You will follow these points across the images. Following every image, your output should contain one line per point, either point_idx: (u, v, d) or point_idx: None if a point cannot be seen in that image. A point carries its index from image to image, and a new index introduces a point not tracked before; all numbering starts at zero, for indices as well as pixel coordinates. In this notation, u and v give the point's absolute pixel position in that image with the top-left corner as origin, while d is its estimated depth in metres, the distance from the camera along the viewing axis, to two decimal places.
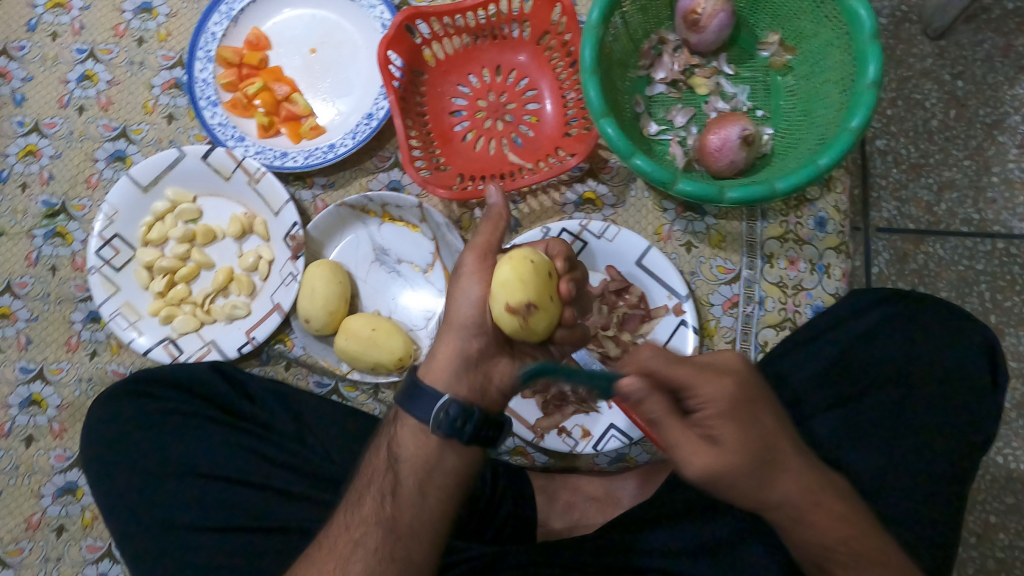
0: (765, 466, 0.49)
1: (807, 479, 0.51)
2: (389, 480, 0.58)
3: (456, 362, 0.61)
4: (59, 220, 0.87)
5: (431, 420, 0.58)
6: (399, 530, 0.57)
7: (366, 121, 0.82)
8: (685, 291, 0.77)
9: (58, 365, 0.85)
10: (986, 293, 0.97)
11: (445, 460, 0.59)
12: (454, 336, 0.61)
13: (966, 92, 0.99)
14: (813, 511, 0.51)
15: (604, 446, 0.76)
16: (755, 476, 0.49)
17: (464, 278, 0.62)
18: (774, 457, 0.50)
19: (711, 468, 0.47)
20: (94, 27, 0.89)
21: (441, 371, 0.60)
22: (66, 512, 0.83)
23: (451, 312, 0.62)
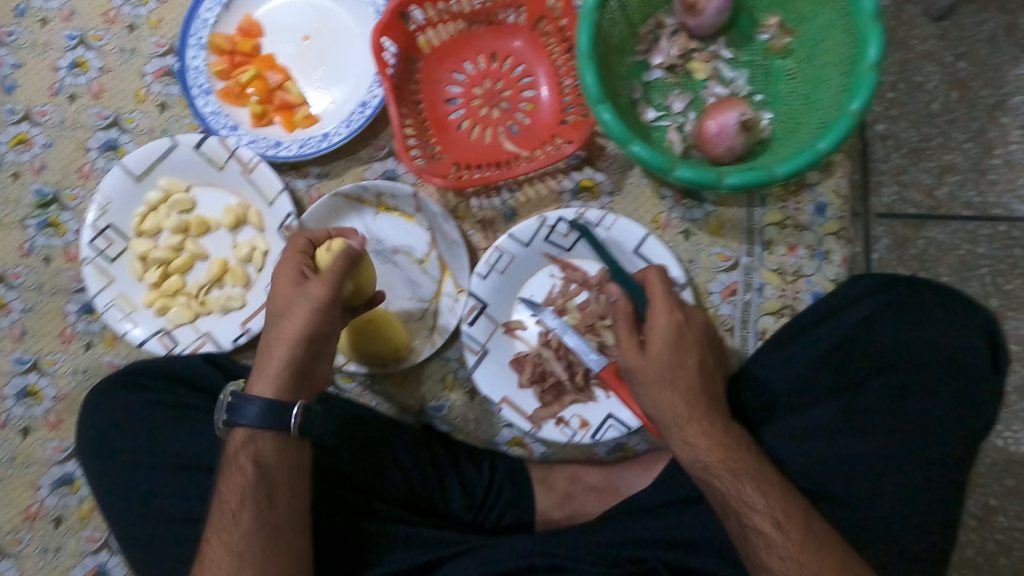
0: (669, 378, 0.61)
1: (705, 409, 0.61)
2: (251, 498, 0.60)
3: (288, 378, 0.63)
4: (52, 209, 0.87)
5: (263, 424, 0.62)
6: (280, 527, 0.61)
7: (361, 109, 0.81)
8: (682, 279, 0.76)
9: (54, 356, 0.85)
10: (987, 277, 0.97)
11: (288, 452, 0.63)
12: (289, 353, 0.63)
13: (968, 74, 0.98)
14: (706, 442, 0.60)
15: (602, 436, 0.75)
16: (657, 378, 0.61)
17: (301, 301, 0.62)
18: (681, 384, 0.61)
19: (636, 364, 0.62)
20: (85, 14, 0.88)
21: (276, 383, 0.63)
22: (64, 502, 0.83)
23: (283, 326, 0.63)
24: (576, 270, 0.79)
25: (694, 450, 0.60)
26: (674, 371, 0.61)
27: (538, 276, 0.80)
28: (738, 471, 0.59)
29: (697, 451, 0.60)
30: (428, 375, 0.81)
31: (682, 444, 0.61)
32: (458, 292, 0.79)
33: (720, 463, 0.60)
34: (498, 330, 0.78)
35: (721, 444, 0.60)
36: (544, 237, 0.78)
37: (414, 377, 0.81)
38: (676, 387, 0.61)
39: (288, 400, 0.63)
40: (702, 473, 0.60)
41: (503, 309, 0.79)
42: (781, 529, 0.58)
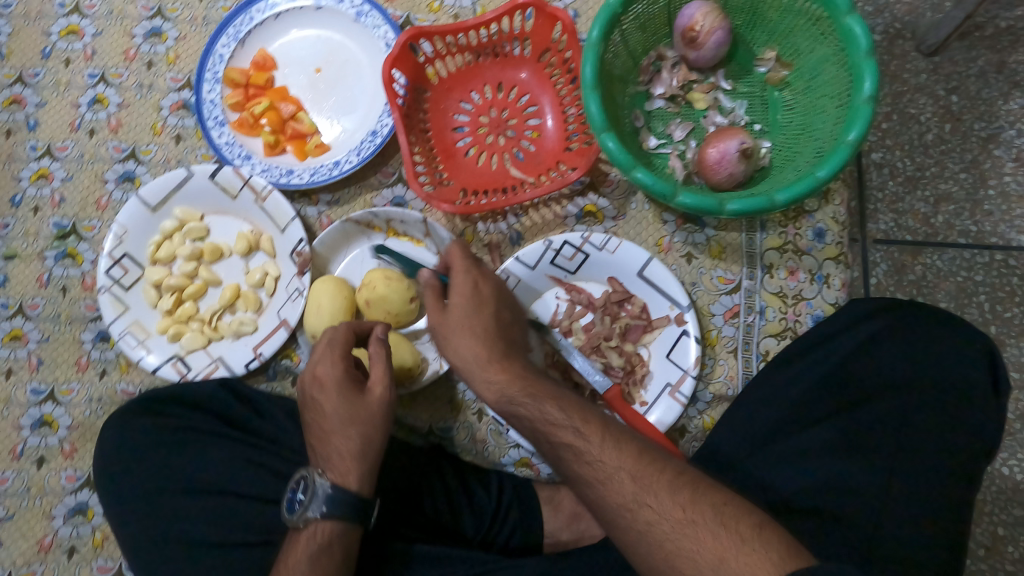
0: (467, 322, 0.67)
1: (500, 352, 0.66)
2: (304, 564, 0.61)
3: (360, 456, 0.64)
4: (70, 241, 0.88)
5: (326, 514, 0.62)
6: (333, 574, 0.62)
7: (371, 138, 0.83)
8: (685, 302, 0.78)
9: (69, 385, 0.86)
10: (985, 303, 0.99)
11: (341, 541, 0.63)
12: (347, 435, 0.63)
13: (960, 106, 1.01)
14: (508, 377, 0.64)
15: None
16: (461, 321, 0.67)
17: (324, 385, 0.65)
18: (494, 352, 0.66)
19: (436, 321, 0.68)
20: (105, 53, 0.91)
21: (348, 463, 0.63)
22: (77, 533, 0.83)
23: (325, 411, 0.64)
24: (582, 292, 0.81)
25: (494, 387, 0.65)
26: (476, 327, 0.67)
27: (545, 298, 0.81)
28: (538, 403, 0.62)
29: (499, 384, 0.64)
30: (437, 395, 0.82)
31: (486, 385, 0.65)
32: None
33: (518, 388, 0.64)
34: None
35: (518, 379, 0.64)
36: (550, 260, 0.80)
37: (423, 400, 0.82)
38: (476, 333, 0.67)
39: (353, 484, 0.63)
40: (507, 405, 0.64)
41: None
42: (581, 433, 0.58)
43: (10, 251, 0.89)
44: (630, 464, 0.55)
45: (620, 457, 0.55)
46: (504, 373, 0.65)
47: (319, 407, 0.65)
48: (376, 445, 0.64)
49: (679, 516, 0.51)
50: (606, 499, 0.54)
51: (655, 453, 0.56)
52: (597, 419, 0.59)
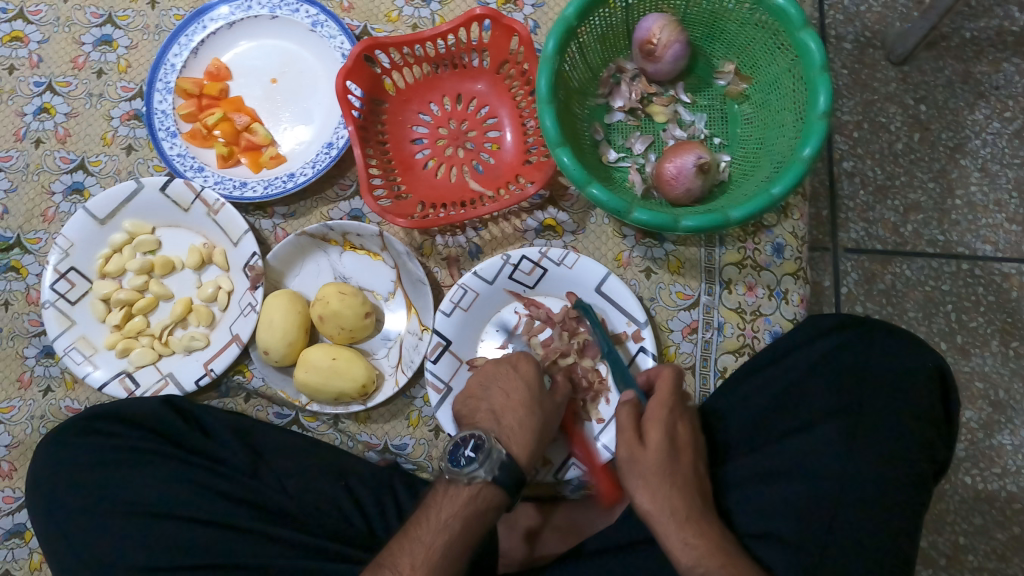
0: (668, 469, 0.62)
1: (680, 501, 0.61)
2: (459, 518, 0.62)
3: (527, 432, 0.68)
4: (13, 254, 0.86)
5: (493, 479, 0.64)
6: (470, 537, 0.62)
7: (326, 151, 0.82)
8: (643, 318, 0.77)
9: (9, 403, 0.83)
10: (952, 313, 0.99)
11: (487, 517, 0.63)
12: (524, 413, 0.69)
13: (928, 116, 1.01)
14: (653, 491, 0.61)
15: (565, 475, 0.77)
16: (658, 471, 0.62)
17: (513, 375, 0.72)
18: (675, 477, 0.62)
19: (653, 462, 0.62)
20: (52, 60, 0.89)
21: (519, 437, 0.67)
22: (12, 556, 0.81)
23: (507, 393, 0.71)
24: (540, 307, 0.80)
25: (693, 551, 0.58)
26: (670, 453, 0.63)
27: (503, 313, 0.80)
28: (668, 524, 0.60)
29: (645, 499, 0.61)
30: (392, 411, 0.81)
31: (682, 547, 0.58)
32: (423, 330, 0.80)
33: (668, 514, 0.60)
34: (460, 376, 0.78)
35: (674, 499, 0.61)
36: (508, 275, 0.79)
37: (379, 415, 0.81)
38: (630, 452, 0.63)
39: (523, 456, 0.67)
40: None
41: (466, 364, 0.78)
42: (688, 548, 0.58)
43: None
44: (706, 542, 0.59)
45: (709, 557, 0.57)
46: (654, 493, 0.61)
47: (504, 391, 0.71)
48: (539, 438, 0.69)
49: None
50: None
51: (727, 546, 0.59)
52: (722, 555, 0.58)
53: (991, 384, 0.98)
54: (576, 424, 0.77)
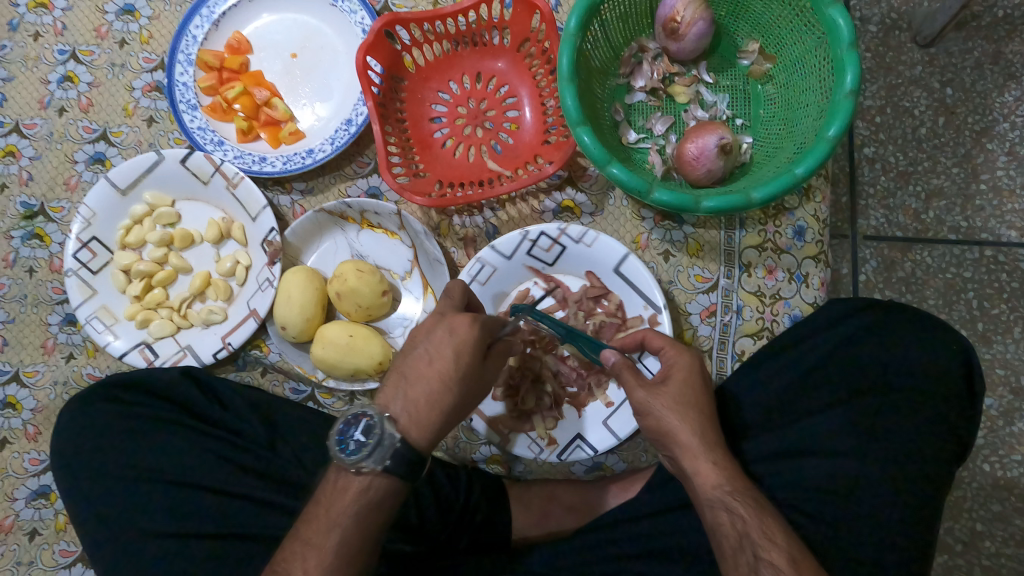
0: (695, 398, 0.60)
1: (708, 427, 0.60)
2: (350, 517, 0.55)
3: (435, 414, 0.56)
4: (37, 221, 0.87)
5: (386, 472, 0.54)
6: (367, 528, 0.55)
7: (346, 127, 0.82)
8: (660, 303, 0.75)
9: (34, 367, 0.84)
10: (973, 301, 0.98)
11: (386, 507, 0.56)
12: (444, 386, 0.57)
13: (954, 99, 0.99)
14: (680, 417, 0.59)
15: (568, 456, 0.76)
16: (679, 402, 0.60)
17: (441, 331, 0.58)
18: (703, 405, 0.60)
19: (680, 391, 0.60)
20: (76, 29, 0.89)
21: (424, 420, 0.56)
22: (39, 515, 0.82)
23: (428, 358, 0.57)
24: (561, 286, 0.81)
25: (719, 472, 0.58)
26: (701, 383, 0.61)
27: (523, 290, 0.81)
28: (696, 449, 0.59)
29: (672, 424, 0.59)
30: None
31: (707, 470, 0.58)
32: None
33: (698, 438, 0.59)
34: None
35: (704, 425, 0.60)
36: (527, 250, 0.78)
37: None
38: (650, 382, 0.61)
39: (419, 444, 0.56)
40: (727, 497, 0.57)
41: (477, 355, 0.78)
42: (717, 469, 0.58)
43: None
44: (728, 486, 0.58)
45: (734, 480, 0.58)
46: (684, 420, 0.59)
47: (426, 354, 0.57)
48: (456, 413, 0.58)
49: (764, 551, 0.55)
50: (718, 523, 0.57)
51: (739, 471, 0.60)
52: (742, 483, 0.59)
53: (1012, 371, 0.97)
54: (585, 407, 0.77)
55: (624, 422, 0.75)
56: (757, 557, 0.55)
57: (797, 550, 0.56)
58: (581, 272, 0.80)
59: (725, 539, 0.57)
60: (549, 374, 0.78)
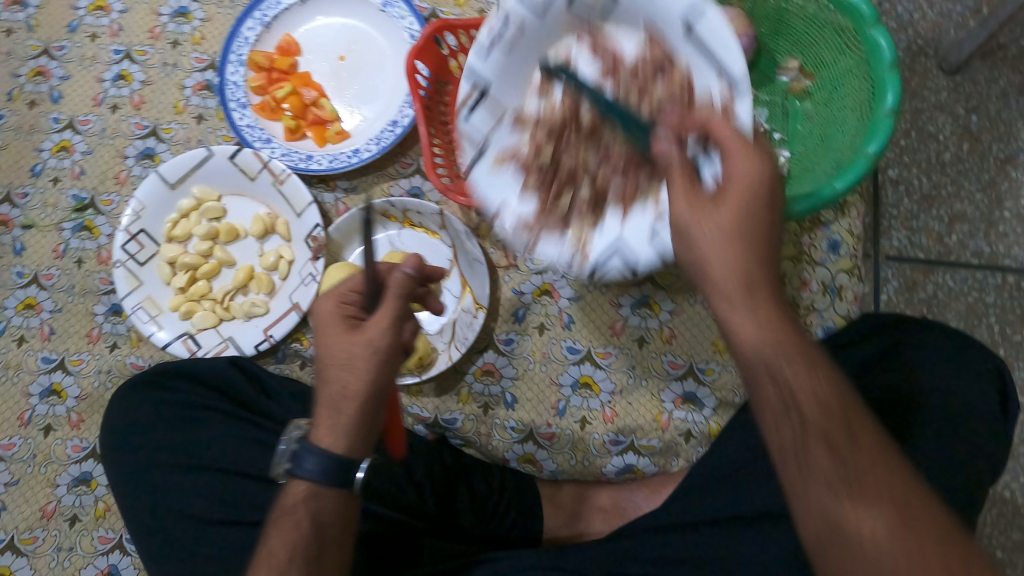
0: (739, 229, 0.49)
1: (758, 276, 0.48)
2: (295, 520, 0.56)
3: (331, 412, 0.56)
4: (87, 214, 0.89)
5: (299, 473, 0.56)
6: (317, 525, 0.56)
7: (392, 128, 0.84)
8: (740, 76, 0.62)
9: (79, 356, 0.86)
10: (995, 325, 0.97)
11: (327, 505, 0.57)
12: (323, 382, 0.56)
13: (979, 126, 1.01)
14: (724, 241, 0.48)
15: (602, 273, 0.66)
16: (727, 234, 0.48)
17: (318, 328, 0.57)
18: (755, 239, 0.49)
19: (721, 217, 0.49)
20: (131, 30, 0.92)
21: (324, 422, 0.56)
22: (80, 502, 0.84)
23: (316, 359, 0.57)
24: (611, 52, 0.69)
25: (762, 327, 0.47)
26: (756, 203, 0.49)
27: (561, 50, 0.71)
28: (733, 296, 0.48)
29: (717, 255, 0.48)
30: (445, 386, 0.83)
31: (749, 313, 0.47)
32: (478, 309, 0.81)
33: (741, 279, 0.48)
34: (503, 164, 0.70)
35: (751, 275, 0.48)
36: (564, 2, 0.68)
37: (430, 390, 0.83)
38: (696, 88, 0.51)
39: (327, 445, 0.56)
40: (771, 368, 0.46)
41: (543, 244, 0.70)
42: (762, 322, 0.47)
43: (27, 221, 0.90)
44: (810, 385, 0.46)
45: (780, 344, 0.47)
46: (731, 251, 0.48)
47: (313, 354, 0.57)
48: (358, 399, 0.55)
49: (841, 471, 0.45)
50: (767, 399, 0.47)
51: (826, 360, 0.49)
52: (808, 363, 0.47)
53: None
54: (630, 212, 0.67)
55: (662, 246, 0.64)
56: (834, 481, 0.45)
57: (889, 473, 0.45)
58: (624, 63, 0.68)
59: (777, 423, 0.47)
60: (588, 171, 0.69)
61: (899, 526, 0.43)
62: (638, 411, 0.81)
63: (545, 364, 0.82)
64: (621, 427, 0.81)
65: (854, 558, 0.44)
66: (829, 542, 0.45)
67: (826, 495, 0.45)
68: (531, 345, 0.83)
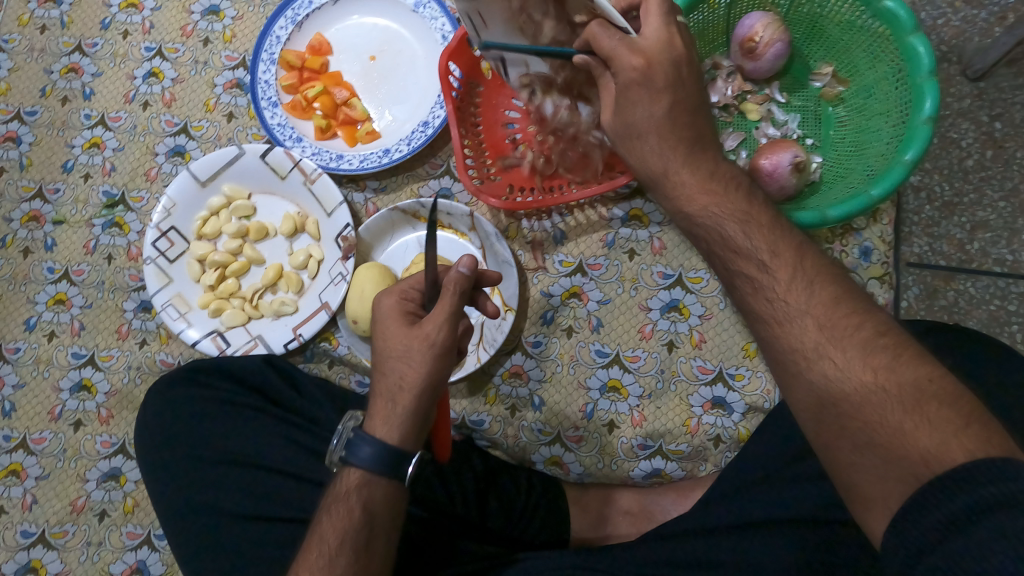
0: (667, 123, 0.58)
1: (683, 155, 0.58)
2: (347, 508, 0.58)
3: (387, 403, 0.59)
4: (118, 210, 0.90)
5: (352, 461, 0.59)
6: (368, 516, 0.58)
7: (422, 129, 0.84)
8: None
9: (108, 352, 0.87)
10: (1018, 334, 0.89)
11: (378, 493, 0.59)
12: (382, 373, 0.60)
13: (1003, 134, 0.92)
14: (655, 141, 0.58)
15: None
16: (646, 129, 0.58)
17: (378, 323, 0.61)
18: (681, 128, 0.58)
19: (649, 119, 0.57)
20: (163, 27, 0.92)
21: (380, 413, 0.59)
22: (109, 497, 0.84)
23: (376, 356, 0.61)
24: None
25: (697, 200, 0.58)
26: (675, 91, 0.57)
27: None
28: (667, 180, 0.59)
29: (654, 158, 0.59)
30: (474, 387, 0.83)
31: (686, 195, 0.59)
32: (506, 311, 0.81)
33: (671, 170, 0.59)
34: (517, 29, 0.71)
35: (682, 160, 0.58)
36: None
37: (459, 392, 0.84)
38: (656, 88, 0.56)
39: (386, 434, 0.59)
40: (715, 234, 0.57)
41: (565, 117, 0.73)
42: (696, 202, 0.58)
43: (58, 217, 0.90)
44: (819, 312, 0.49)
45: (724, 219, 0.57)
46: (663, 153, 0.59)
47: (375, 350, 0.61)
48: (411, 388, 0.58)
49: (867, 381, 0.45)
50: (737, 282, 0.56)
51: (860, 297, 0.50)
52: (766, 237, 0.55)
53: None
54: None
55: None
56: (862, 393, 0.45)
57: (925, 376, 0.44)
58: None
59: (744, 292, 0.55)
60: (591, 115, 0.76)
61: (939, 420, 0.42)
62: (667, 414, 0.81)
63: (572, 367, 0.82)
64: (650, 431, 0.81)
65: (891, 452, 0.43)
66: (865, 451, 0.44)
67: (852, 406, 0.46)
68: (559, 348, 0.83)
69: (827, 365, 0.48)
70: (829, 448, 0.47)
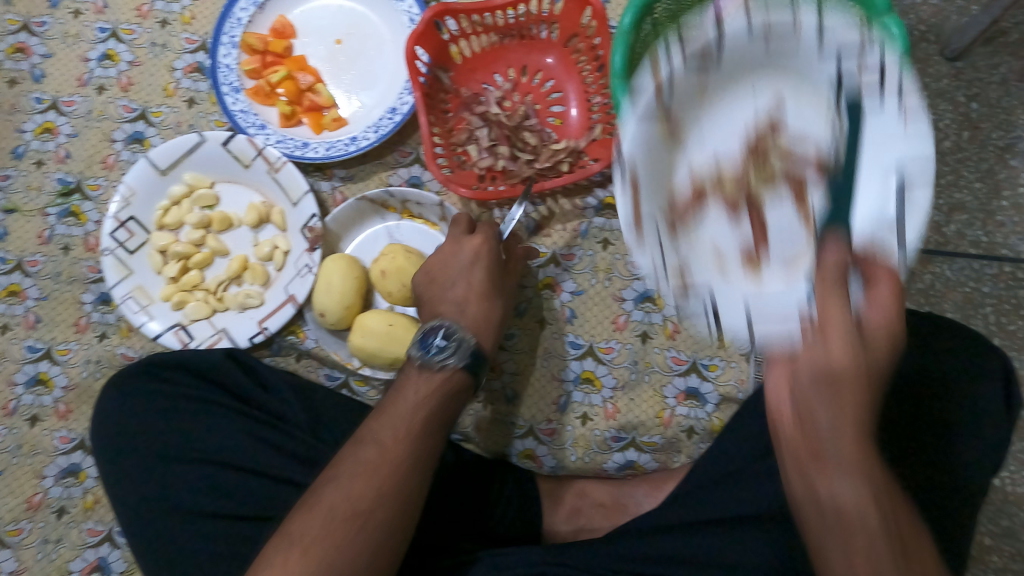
0: (862, 357, 0.47)
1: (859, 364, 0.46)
2: (403, 423, 0.59)
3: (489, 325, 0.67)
4: (73, 199, 0.87)
5: (460, 366, 0.62)
6: (421, 432, 0.59)
7: (389, 116, 0.81)
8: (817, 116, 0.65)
9: (66, 345, 0.84)
10: (991, 315, 0.89)
11: (439, 412, 0.61)
12: (483, 301, 0.68)
13: (979, 114, 0.90)
14: (851, 347, 0.46)
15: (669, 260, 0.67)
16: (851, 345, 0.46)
17: (474, 254, 0.70)
18: (864, 364, 0.46)
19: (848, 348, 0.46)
20: (118, 7, 0.88)
21: (483, 328, 0.66)
22: (68, 494, 0.82)
23: (472, 281, 0.69)
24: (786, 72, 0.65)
25: (844, 383, 0.46)
26: (886, 347, 0.49)
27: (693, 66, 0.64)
28: (839, 407, 0.46)
29: (836, 351, 0.46)
30: None
31: (822, 389, 0.46)
32: None
33: (853, 376, 0.46)
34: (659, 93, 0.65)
35: (861, 363, 0.46)
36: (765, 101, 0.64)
37: None
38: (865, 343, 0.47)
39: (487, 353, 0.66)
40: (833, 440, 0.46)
41: (646, 127, 0.65)
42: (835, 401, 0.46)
43: (10, 205, 0.87)
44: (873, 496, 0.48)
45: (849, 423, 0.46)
46: (850, 349, 0.46)
47: (468, 279, 0.68)
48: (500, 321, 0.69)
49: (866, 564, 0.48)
50: (814, 479, 0.48)
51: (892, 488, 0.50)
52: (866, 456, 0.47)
53: None
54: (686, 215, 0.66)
55: (764, 320, 0.62)
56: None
57: (910, 531, 0.50)
58: (797, 229, 0.64)
59: (801, 482, 0.49)
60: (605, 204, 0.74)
61: (884, 518, 0.48)
62: (640, 406, 0.80)
63: (546, 359, 0.81)
64: (623, 423, 0.80)
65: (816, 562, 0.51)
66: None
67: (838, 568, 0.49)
68: (532, 340, 0.82)
69: (845, 419, 0.46)
70: (797, 505, 0.50)
